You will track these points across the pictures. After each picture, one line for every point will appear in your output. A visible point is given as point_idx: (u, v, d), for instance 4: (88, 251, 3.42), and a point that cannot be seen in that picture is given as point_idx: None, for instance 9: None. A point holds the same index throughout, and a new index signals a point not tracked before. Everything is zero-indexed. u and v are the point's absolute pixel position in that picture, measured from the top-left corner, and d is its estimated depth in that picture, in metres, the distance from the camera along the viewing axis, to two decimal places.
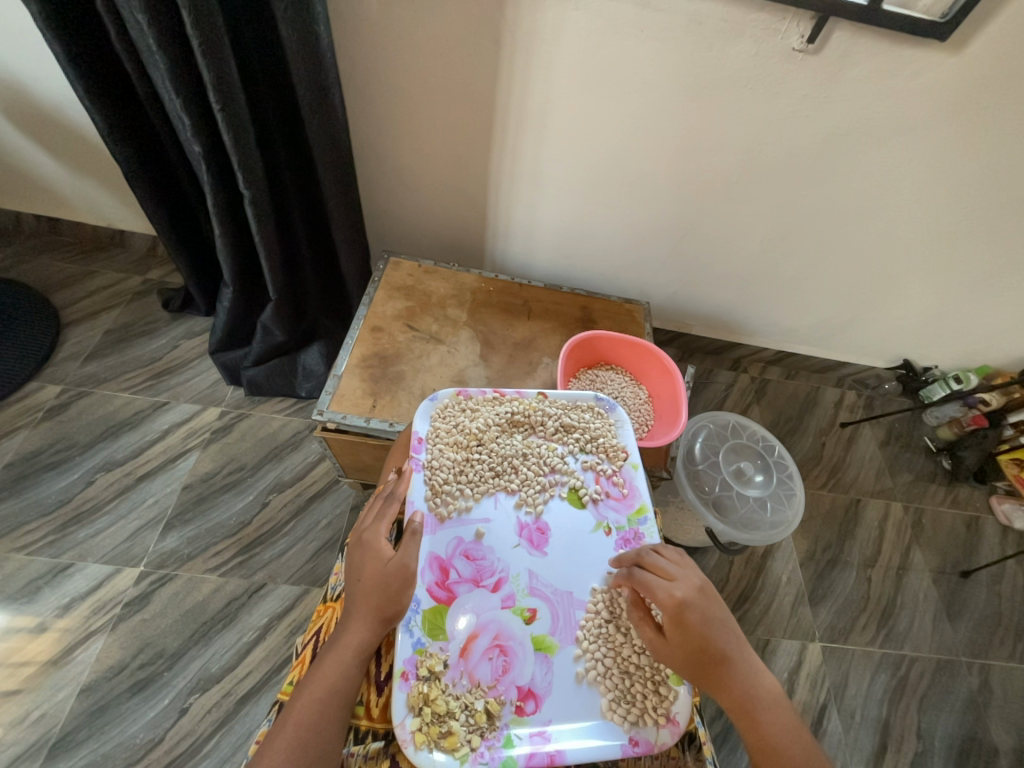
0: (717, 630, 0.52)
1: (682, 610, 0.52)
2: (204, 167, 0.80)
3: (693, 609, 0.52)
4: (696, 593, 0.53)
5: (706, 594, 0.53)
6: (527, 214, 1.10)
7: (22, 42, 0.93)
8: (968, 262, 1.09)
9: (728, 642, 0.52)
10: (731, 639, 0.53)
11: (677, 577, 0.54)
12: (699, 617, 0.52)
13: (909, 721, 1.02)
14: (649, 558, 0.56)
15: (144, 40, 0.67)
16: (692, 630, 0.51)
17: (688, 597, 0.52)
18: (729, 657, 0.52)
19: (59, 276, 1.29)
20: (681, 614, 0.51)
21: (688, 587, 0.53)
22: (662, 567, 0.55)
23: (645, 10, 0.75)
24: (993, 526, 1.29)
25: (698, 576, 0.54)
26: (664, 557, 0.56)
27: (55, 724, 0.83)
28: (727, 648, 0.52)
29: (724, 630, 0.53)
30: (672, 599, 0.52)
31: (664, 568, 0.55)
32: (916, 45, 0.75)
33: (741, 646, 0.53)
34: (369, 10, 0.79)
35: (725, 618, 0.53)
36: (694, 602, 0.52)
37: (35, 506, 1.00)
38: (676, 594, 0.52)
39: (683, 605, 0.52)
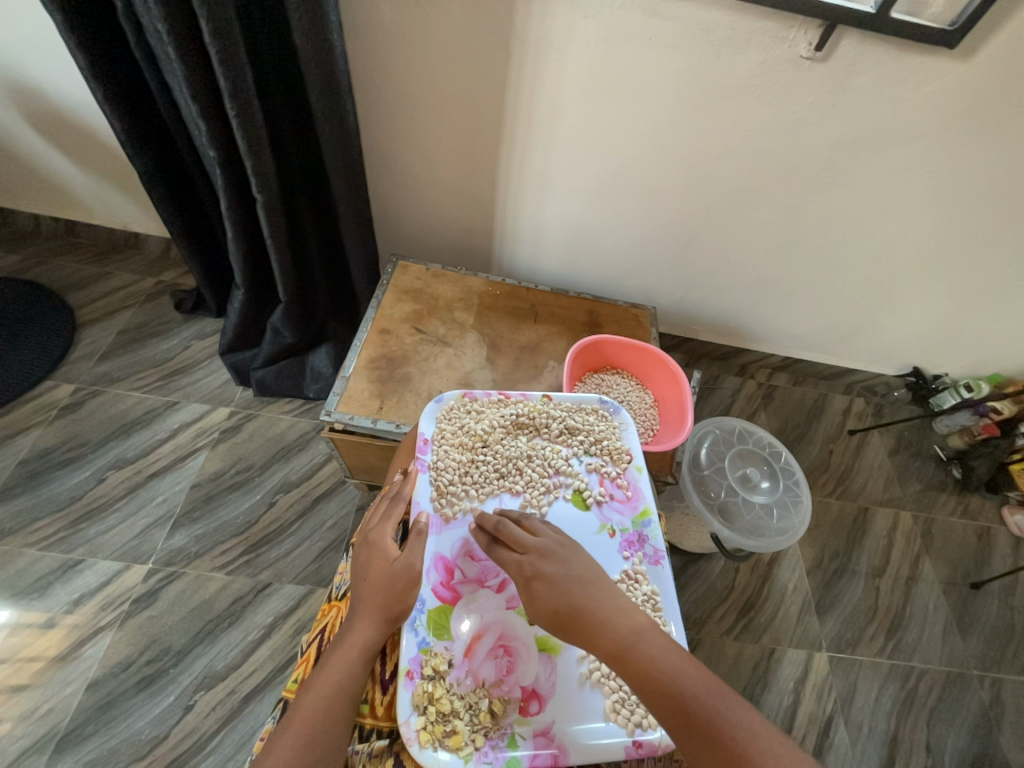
0: (571, 585, 0.50)
1: (530, 579, 0.51)
2: (219, 172, 0.82)
3: (541, 575, 0.50)
4: (545, 556, 0.52)
5: (556, 554, 0.52)
6: (535, 219, 1.11)
7: (45, 50, 0.96)
8: (979, 270, 1.08)
9: (585, 592, 0.49)
10: (588, 589, 0.49)
11: (530, 543, 0.53)
12: (545, 583, 0.50)
13: (918, 734, 1.00)
14: (504, 529, 0.55)
15: (163, 48, 0.69)
16: (543, 595, 0.49)
17: (535, 566, 0.51)
18: (587, 607, 0.48)
19: (75, 277, 1.31)
20: (529, 581, 0.51)
21: (536, 553, 0.52)
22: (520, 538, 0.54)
23: (653, 19, 0.76)
24: (1004, 538, 1.27)
25: (545, 539, 0.53)
26: (517, 526, 0.55)
27: (63, 719, 0.83)
28: (583, 599, 0.49)
29: (578, 583, 0.50)
30: (522, 570, 0.51)
31: (517, 538, 0.54)
32: (925, 52, 0.76)
33: (602, 592, 0.50)
34: (380, 19, 0.80)
35: (581, 572, 0.51)
36: (542, 566, 0.51)
37: (47, 502, 1.02)
38: (524, 565, 0.51)
39: (531, 574, 0.51)
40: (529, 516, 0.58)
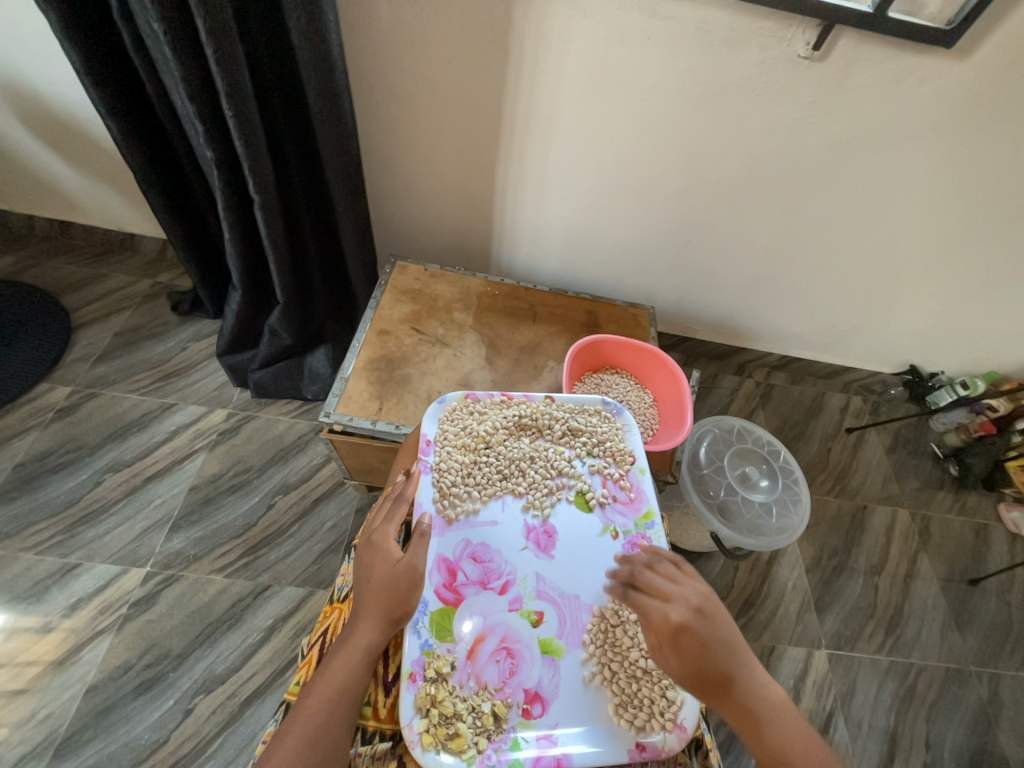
0: (718, 649, 0.51)
1: (678, 632, 0.51)
2: (216, 172, 0.81)
3: (690, 632, 0.51)
4: (694, 614, 0.52)
5: (705, 613, 0.52)
6: (533, 218, 1.11)
7: (39, 49, 0.95)
8: (975, 268, 1.08)
9: (728, 659, 0.51)
10: (733, 655, 0.51)
11: (675, 594, 0.53)
12: (695, 640, 0.50)
13: (917, 730, 1.01)
14: (645, 575, 0.54)
15: (159, 47, 0.69)
16: (690, 653, 0.50)
17: (684, 621, 0.51)
18: (729, 674, 0.51)
19: (70, 279, 1.30)
20: (677, 636, 0.51)
21: (685, 608, 0.52)
22: (659, 586, 0.53)
23: (651, 18, 0.76)
24: (1001, 534, 1.28)
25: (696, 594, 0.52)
26: (660, 574, 0.54)
27: (61, 724, 0.83)
28: (727, 665, 0.51)
29: (726, 647, 0.51)
30: (668, 623, 0.51)
31: (660, 586, 0.53)
32: (921, 52, 0.76)
33: (742, 658, 0.52)
34: (378, 18, 0.80)
35: (726, 634, 0.52)
36: (691, 624, 0.51)
37: (44, 505, 1.01)
38: (672, 618, 0.51)
39: (679, 628, 0.51)
40: (660, 556, 0.57)
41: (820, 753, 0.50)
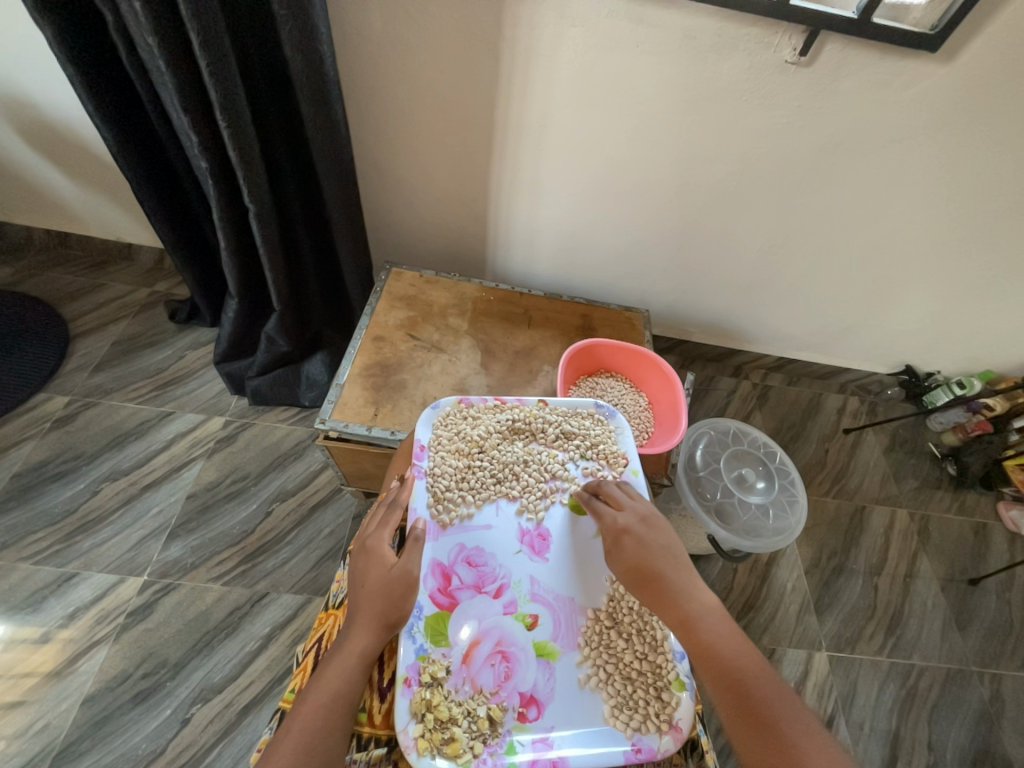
0: (657, 551, 0.56)
1: (621, 531, 0.57)
2: (211, 182, 0.82)
3: (631, 533, 0.57)
4: (639, 521, 0.58)
5: (649, 522, 0.58)
6: (527, 224, 1.12)
7: (36, 63, 0.96)
8: (968, 268, 1.09)
9: (666, 563, 0.55)
10: (672, 561, 0.55)
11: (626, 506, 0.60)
12: (634, 539, 0.56)
13: (919, 732, 1.00)
14: (604, 490, 0.62)
15: (153, 60, 0.69)
16: (628, 549, 0.56)
17: (628, 523, 0.58)
18: (665, 573, 0.54)
19: (67, 289, 1.31)
20: (618, 534, 0.57)
21: (632, 515, 0.58)
22: (615, 497, 0.61)
23: (640, 26, 0.77)
24: (1000, 533, 1.28)
25: (642, 506, 0.59)
26: (618, 491, 0.62)
27: (58, 734, 0.83)
28: (664, 567, 0.55)
29: (665, 552, 0.56)
30: (613, 522, 0.58)
31: (615, 498, 0.61)
32: (908, 56, 0.77)
33: (682, 567, 0.55)
34: (370, 28, 0.81)
35: (667, 543, 0.57)
36: (633, 526, 0.57)
37: (41, 515, 1.01)
38: (618, 520, 0.58)
39: (623, 529, 0.57)
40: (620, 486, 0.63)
41: (755, 663, 0.49)
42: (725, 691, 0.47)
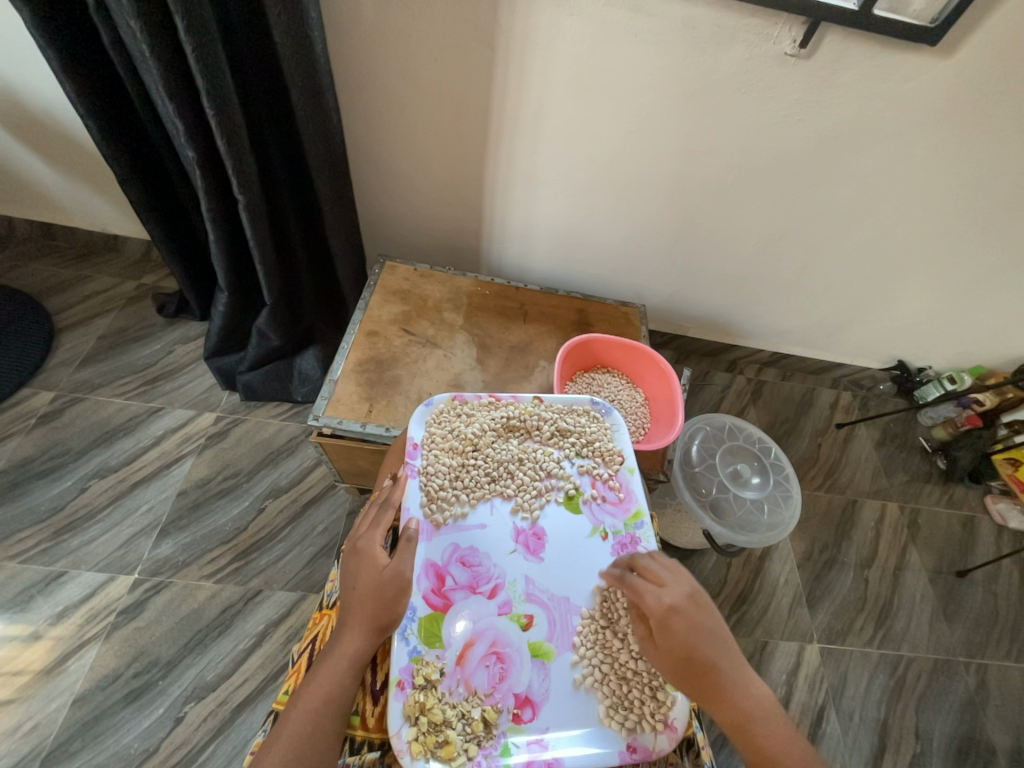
0: (707, 639, 0.51)
1: (669, 615, 0.52)
2: (198, 173, 0.80)
3: (681, 618, 0.52)
4: (686, 600, 0.53)
5: (696, 602, 0.53)
6: (523, 217, 1.10)
7: (15, 48, 0.93)
8: (962, 263, 1.09)
9: (717, 653, 0.52)
10: (723, 650, 0.52)
11: (669, 581, 0.54)
12: (685, 625, 0.51)
13: (907, 721, 1.02)
14: (642, 560, 0.56)
15: (136, 45, 0.67)
16: (678, 637, 0.51)
17: (676, 604, 0.52)
18: (719, 667, 0.51)
19: (52, 282, 1.28)
20: (667, 620, 0.52)
21: (678, 593, 0.53)
22: (653, 572, 0.55)
23: (638, 16, 0.75)
24: (988, 526, 1.30)
25: (689, 582, 0.53)
26: (656, 562, 0.55)
27: (48, 735, 0.82)
28: (716, 658, 0.51)
29: (716, 641, 0.52)
30: (660, 605, 0.52)
31: (655, 572, 0.54)
32: (907, 50, 0.76)
33: (732, 656, 0.52)
34: (362, 15, 0.79)
35: (716, 626, 0.52)
36: (682, 608, 0.52)
37: (27, 513, 0.99)
38: (666, 602, 0.52)
39: (671, 612, 0.52)
40: (652, 554, 0.56)
41: (806, 759, 0.49)
42: None
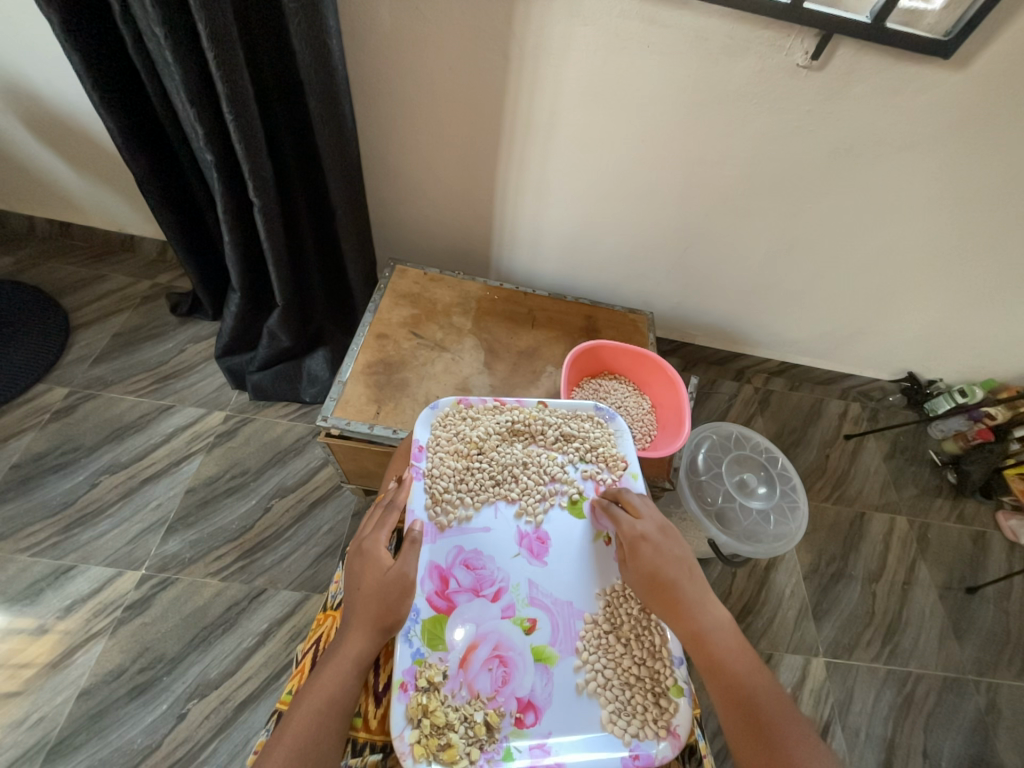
0: (672, 562, 0.56)
1: (638, 538, 0.57)
2: (216, 175, 0.81)
3: (649, 542, 0.56)
4: (657, 530, 0.58)
5: (666, 532, 0.58)
6: (533, 223, 1.11)
7: (41, 53, 0.96)
8: (974, 276, 1.08)
9: (680, 574, 0.55)
10: (687, 574, 0.55)
11: (644, 514, 0.59)
12: (653, 547, 0.56)
13: (915, 739, 1.00)
14: (624, 496, 0.61)
15: (160, 51, 0.69)
16: (645, 557, 0.55)
17: (647, 530, 0.57)
18: (680, 586, 0.54)
19: (69, 279, 1.30)
20: (636, 543, 0.56)
21: (650, 524, 0.58)
22: (633, 505, 0.60)
23: (651, 27, 0.76)
24: (999, 542, 1.28)
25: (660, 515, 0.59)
26: (637, 498, 0.61)
27: (53, 728, 0.82)
28: (680, 577, 0.55)
29: (680, 563, 0.56)
30: (632, 529, 0.57)
31: (633, 506, 0.60)
32: (920, 62, 0.76)
33: (696, 580, 0.56)
34: (380, 24, 0.80)
35: (682, 553, 0.57)
36: (650, 534, 0.57)
37: (39, 507, 1.01)
38: (637, 527, 0.58)
39: (640, 535, 0.57)
40: (632, 495, 0.62)
41: (765, 685, 0.50)
42: (738, 714, 0.49)
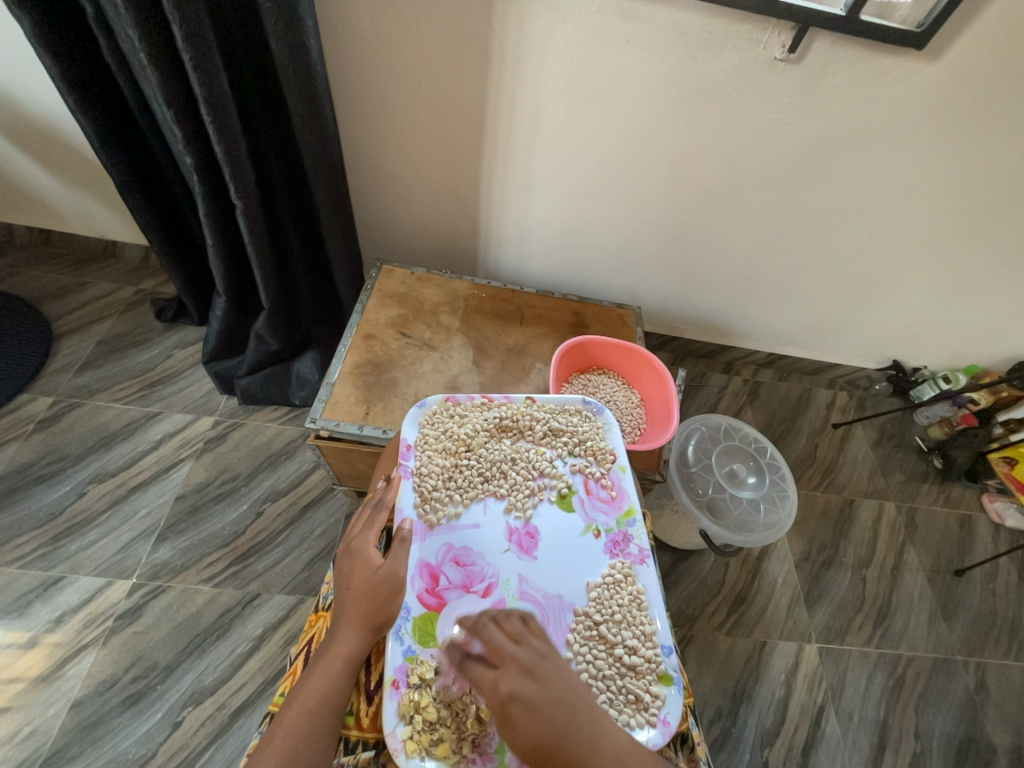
0: (553, 716, 0.45)
1: (505, 703, 0.45)
2: (197, 178, 0.80)
3: (516, 699, 0.46)
4: (524, 677, 0.47)
5: (533, 673, 0.47)
6: (519, 221, 1.11)
7: (16, 59, 0.94)
8: (955, 263, 1.10)
9: (565, 722, 0.45)
10: (572, 717, 0.46)
11: (509, 655, 0.48)
12: (523, 706, 0.45)
13: (906, 721, 1.02)
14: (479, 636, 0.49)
15: (136, 54, 0.68)
16: (520, 727, 0.45)
17: (511, 686, 0.46)
18: (568, 745, 0.44)
19: (50, 288, 1.28)
20: (506, 709, 0.45)
21: (513, 675, 0.47)
22: (493, 648, 0.48)
23: (630, 22, 0.76)
24: (985, 525, 1.30)
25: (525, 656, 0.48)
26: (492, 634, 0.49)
27: (46, 741, 0.82)
28: (564, 732, 0.45)
29: (561, 709, 0.46)
30: (497, 693, 0.46)
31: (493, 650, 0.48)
32: (895, 54, 0.77)
33: (584, 716, 0.46)
34: (359, 23, 0.80)
35: (559, 693, 0.46)
36: (519, 690, 0.46)
37: (26, 519, 0.99)
38: (500, 688, 0.46)
39: (506, 698, 0.46)
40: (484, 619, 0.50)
41: None
42: None
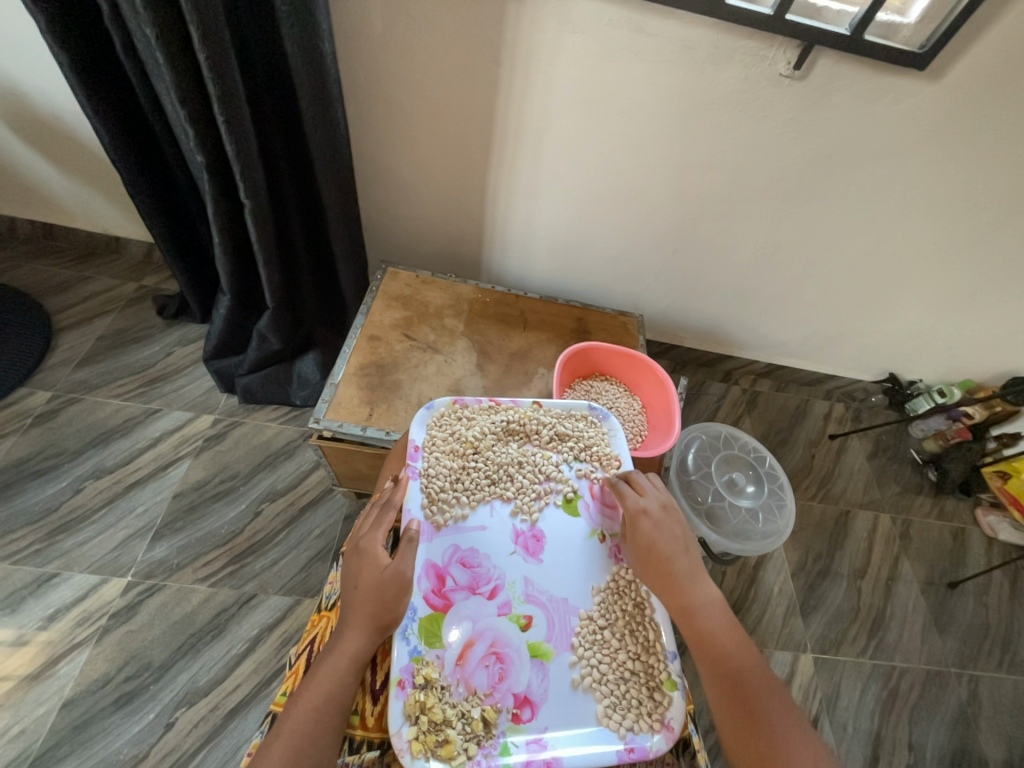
0: (670, 540, 0.57)
1: (639, 513, 0.59)
2: (207, 177, 0.81)
3: (649, 517, 0.59)
4: (659, 507, 0.60)
5: (669, 511, 0.59)
6: (524, 227, 1.12)
7: (27, 54, 0.94)
8: (952, 278, 1.12)
9: (675, 549, 0.57)
10: (681, 550, 0.57)
11: (648, 492, 0.62)
12: (652, 521, 0.58)
13: (900, 732, 1.02)
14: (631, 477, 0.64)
15: (151, 53, 0.69)
16: (642, 532, 0.58)
17: (648, 507, 0.59)
18: (674, 561, 0.56)
19: (51, 282, 1.28)
20: (637, 518, 0.59)
21: (653, 501, 0.60)
22: (638, 484, 0.63)
23: (639, 35, 0.78)
24: (978, 538, 1.31)
25: (666, 496, 0.60)
26: (646, 479, 0.63)
27: (35, 741, 0.80)
28: (674, 554, 0.57)
29: (674, 540, 0.58)
30: (637, 504, 0.59)
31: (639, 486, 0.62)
32: (897, 73, 0.79)
33: (690, 557, 0.57)
34: (371, 28, 0.80)
35: (680, 531, 0.59)
36: (652, 511, 0.59)
37: (21, 514, 0.98)
38: (640, 504, 0.60)
39: (641, 511, 0.59)
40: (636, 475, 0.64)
41: (752, 664, 0.53)
42: (722, 682, 0.52)
